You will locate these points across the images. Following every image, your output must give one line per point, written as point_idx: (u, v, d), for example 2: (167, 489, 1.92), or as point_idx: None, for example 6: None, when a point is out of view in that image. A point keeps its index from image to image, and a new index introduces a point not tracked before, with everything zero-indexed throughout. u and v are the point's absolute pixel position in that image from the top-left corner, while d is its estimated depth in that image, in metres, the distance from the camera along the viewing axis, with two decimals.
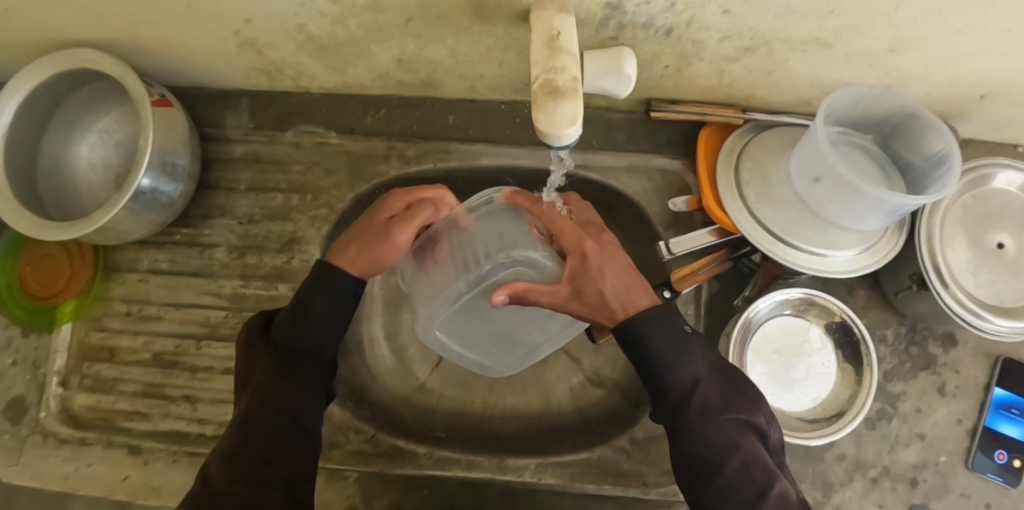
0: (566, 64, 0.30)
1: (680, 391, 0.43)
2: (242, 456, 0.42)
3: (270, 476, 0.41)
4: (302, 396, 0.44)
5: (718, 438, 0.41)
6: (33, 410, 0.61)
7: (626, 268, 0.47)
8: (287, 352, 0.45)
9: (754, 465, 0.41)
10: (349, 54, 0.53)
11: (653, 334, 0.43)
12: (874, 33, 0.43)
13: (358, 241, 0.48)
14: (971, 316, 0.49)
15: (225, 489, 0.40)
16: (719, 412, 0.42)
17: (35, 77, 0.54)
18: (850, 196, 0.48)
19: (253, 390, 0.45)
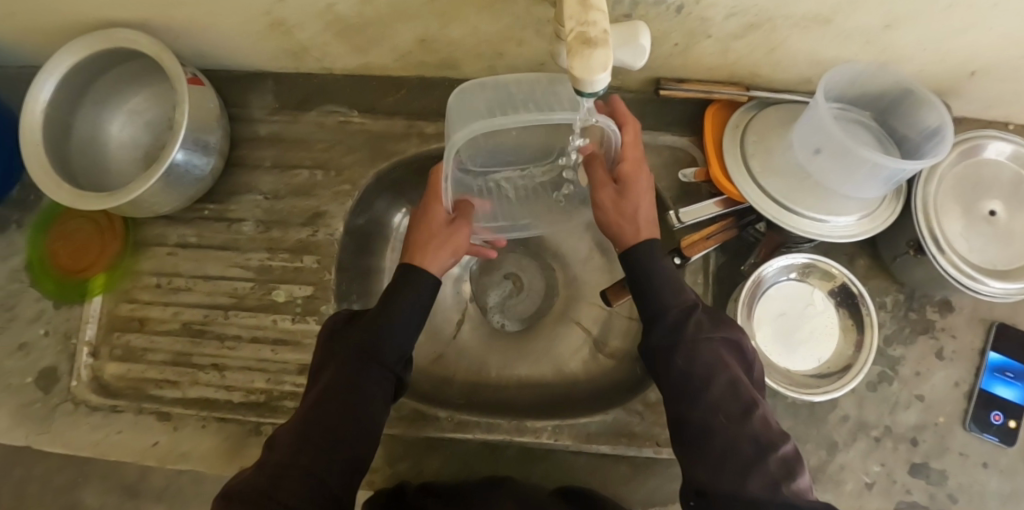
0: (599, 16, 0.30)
1: (666, 332, 0.47)
2: (310, 426, 0.43)
3: (333, 450, 0.42)
4: (378, 376, 0.47)
5: (703, 355, 0.45)
6: (64, 379, 0.63)
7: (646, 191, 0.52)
8: (373, 335, 0.48)
9: (736, 386, 0.44)
10: (374, 34, 0.56)
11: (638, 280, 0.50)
12: (870, 9, 0.46)
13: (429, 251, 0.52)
14: (965, 277, 0.52)
15: (294, 457, 0.41)
16: (701, 346, 0.46)
17: (77, 54, 0.56)
18: (850, 164, 0.51)
19: (337, 373, 0.47)
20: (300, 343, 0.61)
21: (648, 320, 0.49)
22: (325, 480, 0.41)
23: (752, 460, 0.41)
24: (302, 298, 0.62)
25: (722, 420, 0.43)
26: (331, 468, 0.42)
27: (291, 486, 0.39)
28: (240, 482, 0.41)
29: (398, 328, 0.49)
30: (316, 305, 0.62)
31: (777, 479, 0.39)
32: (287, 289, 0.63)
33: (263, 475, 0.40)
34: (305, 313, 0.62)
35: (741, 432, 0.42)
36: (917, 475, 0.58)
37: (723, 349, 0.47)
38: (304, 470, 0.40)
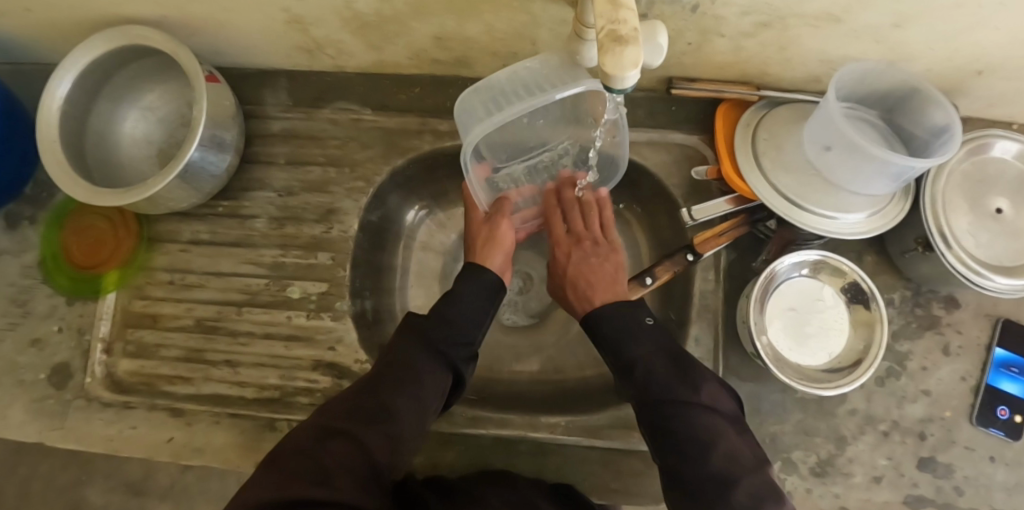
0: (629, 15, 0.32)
1: (617, 325, 0.51)
2: (365, 398, 0.47)
3: (382, 423, 0.45)
4: (431, 360, 0.50)
5: (642, 345, 0.49)
6: (78, 375, 0.63)
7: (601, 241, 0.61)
8: (432, 322, 0.52)
9: (676, 370, 0.47)
10: (390, 31, 0.56)
11: (606, 324, 0.51)
12: (880, 8, 0.46)
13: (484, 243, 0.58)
14: (971, 273, 0.53)
15: (344, 421, 0.45)
16: (642, 335, 0.50)
17: (93, 50, 0.57)
18: (859, 160, 0.51)
19: (394, 351, 0.50)
20: (313, 339, 0.61)
21: (614, 353, 0.50)
22: (368, 448, 0.43)
23: (730, 476, 0.40)
24: (316, 294, 0.63)
25: (703, 433, 0.42)
26: (377, 438, 0.44)
27: (335, 448, 0.42)
28: (293, 438, 0.44)
29: (458, 318, 0.53)
30: (330, 302, 0.62)
31: (718, 451, 0.42)
32: (301, 285, 0.63)
33: (314, 433, 0.44)
34: (319, 310, 0.62)
35: (721, 447, 0.42)
36: (925, 468, 0.58)
37: (698, 370, 0.47)
38: (350, 436, 0.44)
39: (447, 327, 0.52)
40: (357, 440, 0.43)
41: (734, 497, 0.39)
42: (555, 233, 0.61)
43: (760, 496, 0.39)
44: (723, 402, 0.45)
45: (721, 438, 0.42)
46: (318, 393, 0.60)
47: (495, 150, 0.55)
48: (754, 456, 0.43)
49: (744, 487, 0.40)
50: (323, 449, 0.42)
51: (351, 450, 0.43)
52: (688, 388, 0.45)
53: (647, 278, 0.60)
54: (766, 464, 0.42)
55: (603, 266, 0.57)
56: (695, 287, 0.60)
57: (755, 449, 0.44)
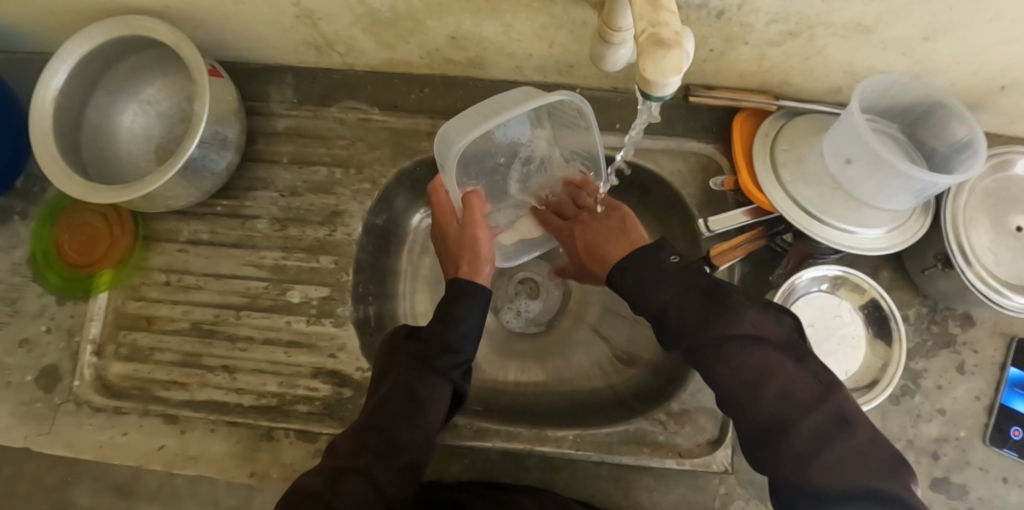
0: (669, 18, 0.30)
1: (644, 269, 0.49)
2: (371, 434, 0.45)
3: (393, 457, 0.44)
4: (435, 387, 0.48)
5: (665, 292, 0.47)
6: (66, 378, 0.60)
7: (609, 230, 0.58)
8: (430, 347, 0.49)
9: (707, 318, 0.44)
10: (404, 29, 0.54)
11: (627, 280, 0.50)
12: (912, 20, 0.45)
13: (464, 260, 0.55)
14: (992, 291, 0.52)
15: (352, 459, 0.43)
16: (668, 282, 0.48)
17: (90, 40, 0.54)
18: (882, 174, 0.50)
19: (394, 380, 0.48)
20: (315, 345, 0.59)
21: (645, 302, 0.48)
22: (379, 482, 0.42)
23: (786, 420, 0.39)
24: (318, 299, 0.60)
25: (751, 378, 0.41)
26: (392, 472, 0.43)
27: (347, 488, 0.41)
28: (304, 481, 0.42)
29: (457, 341, 0.50)
30: (332, 307, 0.60)
31: (778, 405, 0.40)
32: (302, 290, 0.61)
33: (325, 476, 0.42)
34: (320, 315, 0.60)
35: (772, 387, 0.40)
36: (938, 489, 0.57)
37: (733, 304, 0.44)
38: (360, 473, 0.42)
39: (447, 353, 0.49)
40: (370, 476, 0.42)
41: (796, 445, 0.38)
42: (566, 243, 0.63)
43: (824, 434, 0.38)
44: (768, 331, 0.43)
45: (773, 376, 0.41)
46: (318, 401, 0.57)
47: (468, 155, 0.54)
48: (815, 385, 0.40)
49: (803, 429, 0.38)
50: (335, 491, 0.41)
51: (367, 487, 0.42)
52: (725, 327, 0.43)
53: None
54: (832, 388, 0.40)
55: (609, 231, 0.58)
56: None
57: (815, 372, 0.41)
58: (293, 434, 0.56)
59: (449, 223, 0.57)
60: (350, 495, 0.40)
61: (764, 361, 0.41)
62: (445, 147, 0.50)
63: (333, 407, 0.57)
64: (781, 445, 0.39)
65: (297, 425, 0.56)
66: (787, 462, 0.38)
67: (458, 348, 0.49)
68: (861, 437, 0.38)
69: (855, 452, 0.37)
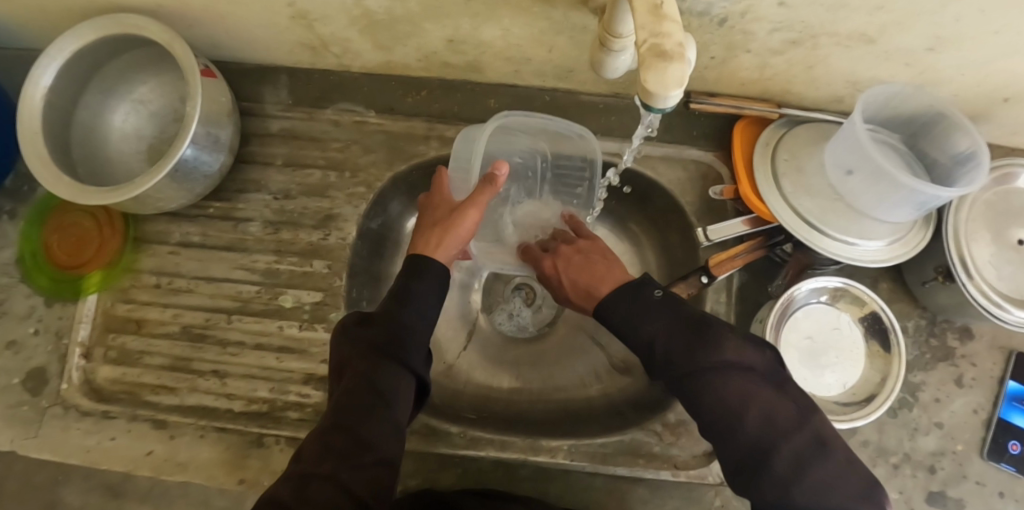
0: (673, 28, 0.30)
1: (629, 299, 0.49)
2: (334, 436, 0.41)
3: (359, 456, 0.40)
4: (394, 375, 0.44)
5: (649, 321, 0.46)
6: (54, 381, 0.59)
7: (601, 260, 0.57)
8: (387, 334, 0.46)
9: (694, 345, 0.43)
10: (400, 31, 0.53)
11: (613, 312, 0.49)
12: (917, 31, 0.44)
13: (434, 234, 0.53)
14: (993, 306, 0.51)
15: (316, 465, 0.39)
16: (651, 309, 0.47)
17: (80, 38, 0.53)
18: (883, 186, 0.50)
19: (356, 375, 0.44)
20: (307, 351, 0.58)
21: (633, 330, 0.47)
22: (348, 484, 0.38)
23: (770, 444, 0.39)
24: (310, 304, 0.60)
25: (733, 404, 0.40)
26: (359, 473, 0.39)
27: (316, 496, 0.37)
28: (272, 491, 0.38)
29: (408, 321, 0.47)
30: (325, 312, 0.59)
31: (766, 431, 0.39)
32: (295, 295, 0.60)
33: (292, 483, 0.38)
34: (313, 321, 0.59)
35: (755, 413, 0.40)
36: (934, 504, 0.56)
37: (716, 332, 0.44)
38: (327, 477, 0.38)
39: (408, 340, 0.47)
40: (337, 481, 0.38)
41: (778, 468, 0.38)
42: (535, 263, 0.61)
43: (804, 459, 0.38)
44: (750, 356, 0.42)
45: (753, 402, 0.40)
46: (309, 408, 0.57)
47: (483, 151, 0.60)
48: (793, 408, 0.40)
49: (784, 454, 0.38)
50: (304, 498, 0.37)
51: (339, 493, 0.38)
52: (710, 356, 0.42)
53: None
54: (810, 414, 0.40)
55: (599, 259, 0.57)
56: (706, 309, 0.59)
57: (793, 399, 0.41)
58: (283, 441, 0.56)
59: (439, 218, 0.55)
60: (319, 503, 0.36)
61: (751, 387, 0.41)
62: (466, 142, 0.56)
63: (324, 414, 0.56)
64: (762, 471, 0.38)
65: (288, 432, 0.55)
66: (767, 486, 0.38)
67: (413, 328, 0.47)
68: (837, 462, 0.38)
69: (831, 474, 0.37)
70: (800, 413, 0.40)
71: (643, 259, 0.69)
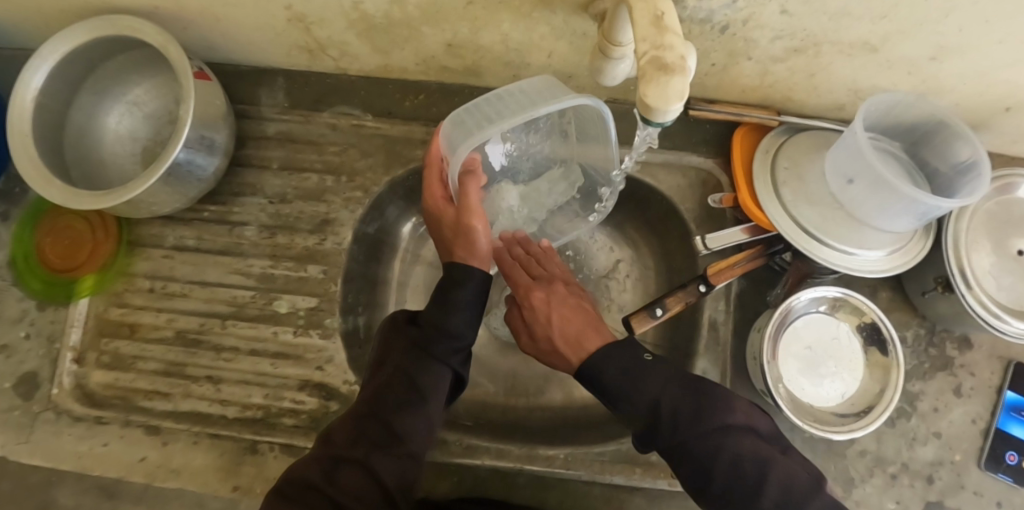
0: (674, 41, 0.29)
1: (623, 361, 0.47)
2: (369, 425, 0.43)
3: (391, 447, 0.43)
4: (435, 374, 0.46)
5: (650, 387, 0.44)
6: (46, 386, 0.59)
7: (588, 317, 0.54)
8: (434, 333, 0.47)
9: (701, 413, 0.43)
10: (399, 35, 0.53)
11: (609, 373, 0.46)
12: (919, 40, 0.44)
13: (460, 244, 0.49)
14: (992, 317, 0.51)
15: (349, 449, 0.42)
16: (652, 374, 0.45)
17: (74, 39, 0.53)
18: (884, 196, 0.49)
19: (393, 369, 0.46)
20: (302, 357, 0.58)
21: (630, 398, 0.44)
22: (380, 476, 0.41)
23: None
24: (306, 309, 0.59)
25: (748, 469, 0.40)
26: (390, 464, 0.42)
27: (345, 480, 0.40)
28: (299, 468, 0.41)
29: (458, 328, 0.47)
30: (320, 318, 0.59)
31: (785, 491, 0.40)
32: (290, 300, 0.59)
33: (320, 465, 0.41)
34: (308, 326, 0.59)
35: (774, 477, 0.40)
36: None
37: (727, 394, 0.45)
38: (359, 464, 0.41)
39: (446, 338, 0.47)
40: (367, 466, 0.41)
41: None
42: (518, 281, 0.58)
43: None
44: (759, 422, 0.44)
45: (773, 467, 0.41)
46: (304, 415, 0.56)
47: (479, 122, 0.45)
48: (808, 476, 0.41)
49: None
50: (334, 483, 0.39)
51: (365, 480, 0.40)
52: (719, 418, 0.43)
53: (658, 308, 0.56)
54: (820, 479, 0.42)
55: (583, 310, 0.55)
56: (705, 317, 0.58)
57: (802, 463, 0.43)
58: (278, 448, 0.55)
59: (442, 205, 0.52)
60: (345, 489, 0.39)
61: (763, 451, 0.42)
62: (466, 131, 0.45)
63: (319, 421, 0.56)
64: None
65: (282, 438, 0.55)
66: None
67: (461, 335, 0.47)
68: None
69: None
70: (817, 479, 0.41)
71: (641, 266, 0.69)
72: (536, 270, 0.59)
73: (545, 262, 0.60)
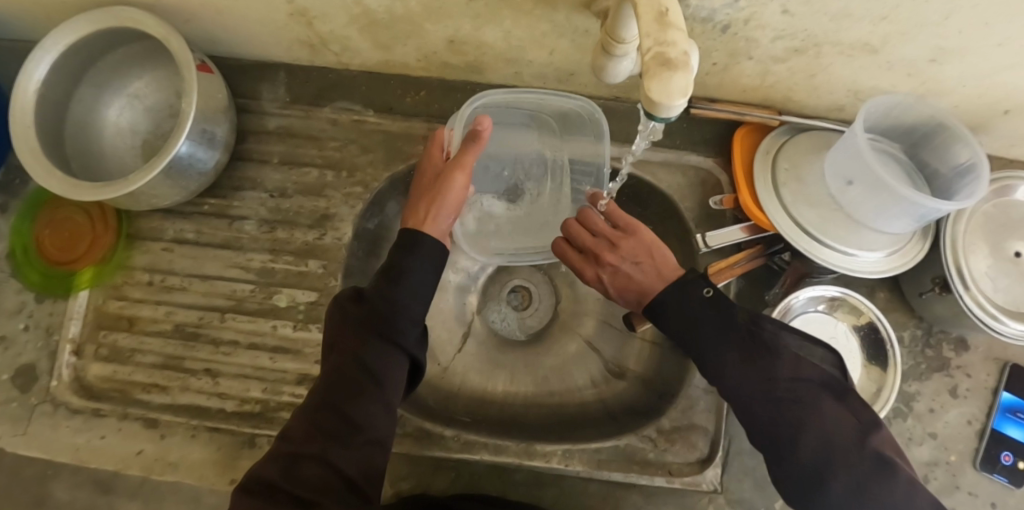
0: (677, 37, 0.29)
1: (683, 307, 0.47)
2: (325, 417, 0.42)
3: (350, 438, 0.41)
4: (387, 357, 0.44)
5: (705, 332, 0.45)
6: (44, 378, 0.59)
7: (649, 269, 0.52)
8: (380, 315, 0.45)
9: (754, 361, 0.43)
10: (400, 31, 0.53)
11: (672, 314, 0.47)
12: (919, 42, 0.44)
13: (426, 198, 0.51)
14: (989, 318, 0.51)
15: (306, 444, 0.40)
16: (711, 322, 0.45)
17: (75, 31, 0.52)
18: (883, 199, 0.49)
19: (344, 356, 0.44)
20: (301, 352, 0.58)
21: (689, 343, 0.46)
22: (340, 468, 0.40)
23: (829, 459, 0.40)
24: (306, 304, 0.59)
25: (791, 416, 0.41)
26: (351, 454, 0.41)
27: (307, 474, 0.39)
28: (258, 470, 0.40)
29: (403, 299, 0.46)
30: (320, 313, 0.59)
31: (829, 434, 0.40)
32: (290, 294, 0.59)
33: (280, 463, 0.40)
34: (308, 321, 0.59)
35: (815, 424, 0.40)
36: None
37: (774, 342, 0.44)
38: (318, 459, 0.40)
39: (393, 318, 0.45)
40: (326, 460, 0.40)
41: (834, 487, 0.39)
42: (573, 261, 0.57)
43: (862, 476, 0.39)
44: (809, 372, 0.43)
45: (814, 418, 0.41)
46: None
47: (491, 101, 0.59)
48: (855, 426, 0.41)
49: (842, 472, 0.39)
50: (294, 480, 0.38)
51: (325, 474, 0.39)
52: (770, 368, 0.43)
53: None
54: (870, 428, 0.42)
55: (637, 266, 0.53)
56: None
57: (856, 411, 0.42)
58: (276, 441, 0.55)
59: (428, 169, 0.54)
60: (307, 485, 0.38)
61: (813, 398, 0.42)
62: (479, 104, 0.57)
63: None
64: (823, 484, 0.39)
65: None
66: (826, 494, 0.39)
67: (405, 310, 0.46)
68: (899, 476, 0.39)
69: (892, 491, 0.39)
70: (865, 426, 0.42)
71: None
72: (581, 241, 0.57)
73: (589, 224, 0.57)
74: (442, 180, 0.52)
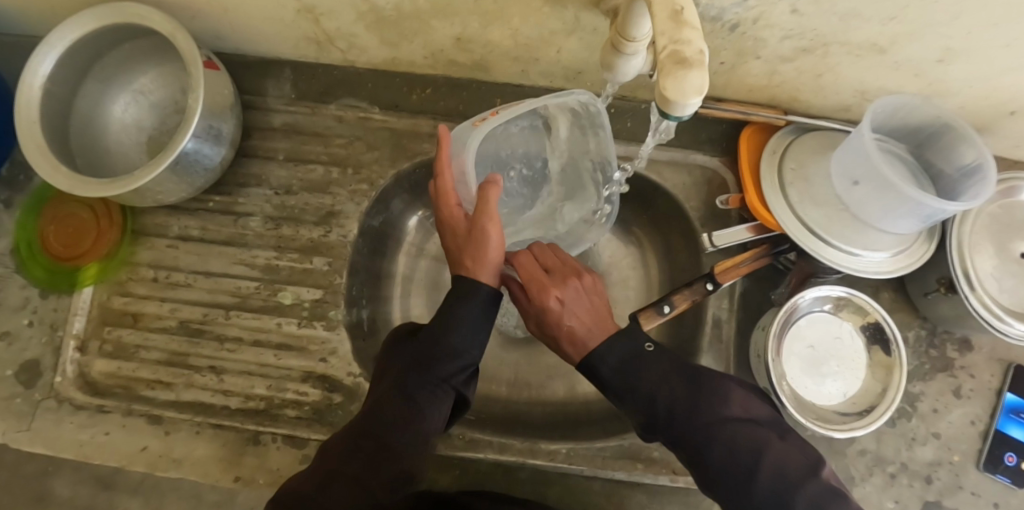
0: (692, 35, 0.29)
1: (619, 352, 0.45)
2: (364, 438, 0.41)
3: (385, 465, 0.40)
4: (435, 393, 0.42)
5: (647, 378, 0.44)
6: (48, 373, 0.58)
7: (599, 309, 0.49)
8: (435, 349, 0.43)
9: (696, 409, 0.42)
10: (408, 28, 0.53)
11: (606, 367, 0.45)
12: (927, 42, 0.44)
13: (467, 252, 0.45)
14: (994, 318, 0.51)
15: (343, 465, 0.40)
16: (652, 369, 0.44)
17: (82, 26, 0.52)
18: (890, 198, 0.49)
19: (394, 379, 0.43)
20: (305, 349, 0.58)
21: (631, 392, 0.44)
22: (374, 493, 0.39)
23: (785, 497, 0.39)
24: (310, 301, 0.59)
25: (744, 457, 0.40)
26: (383, 483, 0.39)
27: (336, 495, 0.38)
28: (296, 482, 0.40)
29: (463, 333, 0.43)
30: (325, 310, 0.59)
31: (782, 471, 0.40)
32: (294, 291, 0.59)
33: (316, 479, 0.39)
34: (312, 318, 0.59)
35: (769, 459, 0.40)
36: None
37: (717, 386, 0.44)
38: (352, 481, 0.39)
39: (449, 354, 0.43)
40: (358, 484, 0.39)
41: None
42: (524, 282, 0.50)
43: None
44: (756, 411, 0.43)
45: (765, 456, 0.40)
46: (307, 406, 0.56)
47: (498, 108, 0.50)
48: (803, 460, 0.41)
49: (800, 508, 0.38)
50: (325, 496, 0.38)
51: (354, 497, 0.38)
52: (716, 413, 0.42)
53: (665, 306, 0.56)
54: (817, 464, 0.41)
55: (582, 303, 0.49)
56: (708, 315, 0.59)
57: (800, 448, 0.42)
58: (280, 439, 0.55)
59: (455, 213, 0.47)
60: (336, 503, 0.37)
61: (756, 439, 0.41)
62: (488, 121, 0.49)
63: (322, 413, 0.56)
64: None
65: (286, 429, 0.55)
66: None
67: (462, 354, 0.43)
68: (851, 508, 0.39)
69: None
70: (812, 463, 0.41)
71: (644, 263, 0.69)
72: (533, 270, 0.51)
73: (541, 258, 0.52)
74: (474, 234, 0.44)
